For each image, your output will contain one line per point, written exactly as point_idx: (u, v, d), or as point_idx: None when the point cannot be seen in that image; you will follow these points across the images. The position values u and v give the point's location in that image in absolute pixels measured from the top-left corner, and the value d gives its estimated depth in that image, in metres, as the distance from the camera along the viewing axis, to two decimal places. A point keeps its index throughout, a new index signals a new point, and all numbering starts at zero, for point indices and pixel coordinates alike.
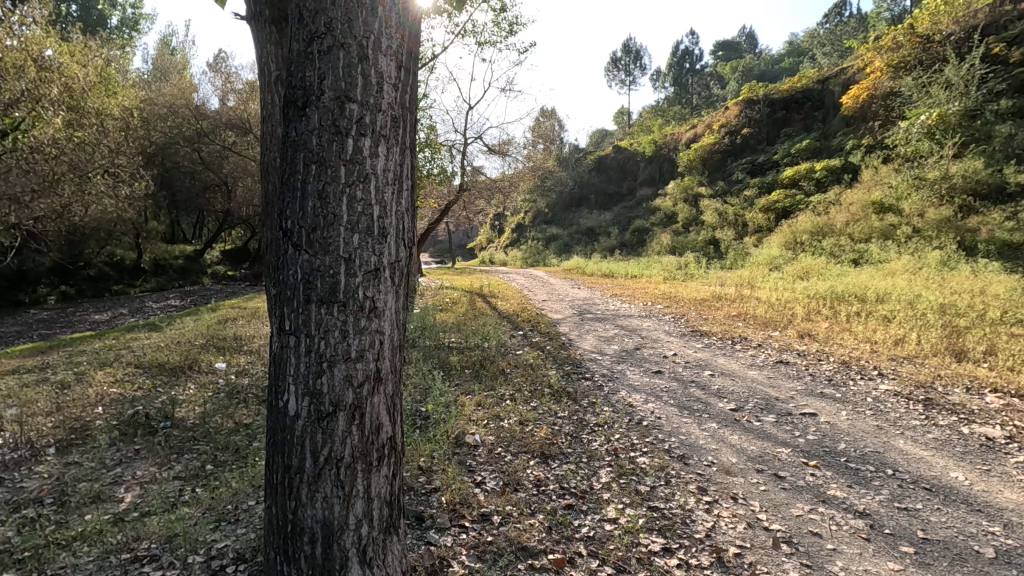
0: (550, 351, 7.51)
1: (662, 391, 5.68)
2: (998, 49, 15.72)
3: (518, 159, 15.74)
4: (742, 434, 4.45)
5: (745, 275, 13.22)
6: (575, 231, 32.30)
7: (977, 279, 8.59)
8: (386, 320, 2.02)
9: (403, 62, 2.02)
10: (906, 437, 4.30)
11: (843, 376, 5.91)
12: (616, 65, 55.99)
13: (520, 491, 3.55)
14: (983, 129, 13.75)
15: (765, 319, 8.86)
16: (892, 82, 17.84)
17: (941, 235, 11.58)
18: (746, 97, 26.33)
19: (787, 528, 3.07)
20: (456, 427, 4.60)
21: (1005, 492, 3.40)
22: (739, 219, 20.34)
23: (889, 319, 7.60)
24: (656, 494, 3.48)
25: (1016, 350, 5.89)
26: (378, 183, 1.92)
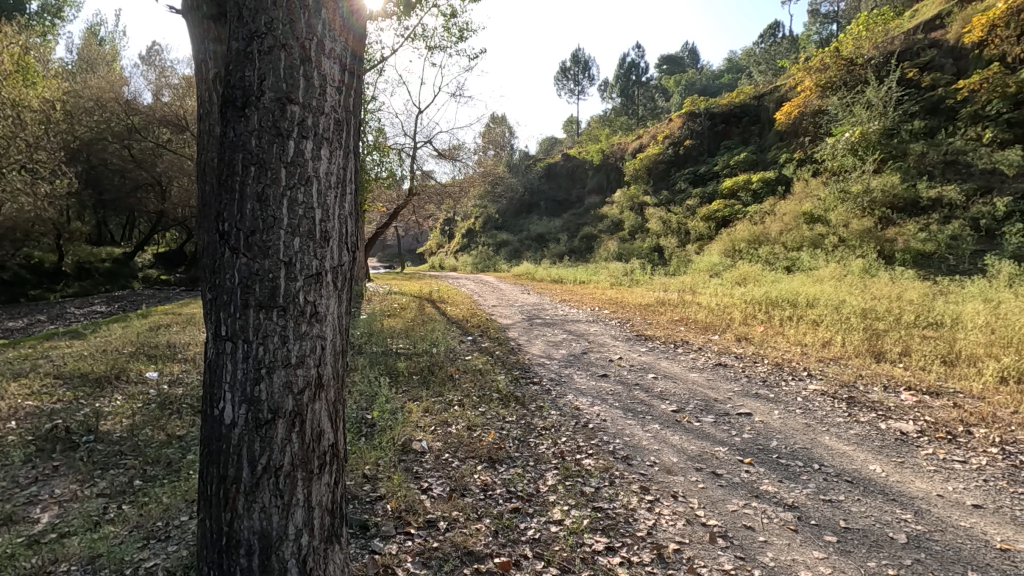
0: (498, 356, 7.55)
1: (607, 393, 5.83)
2: (912, 73, 16.93)
3: (468, 165, 15.74)
4: (683, 434, 4.62)
5: (687, 281, 13.75)
6: (525, 236, 32.56)
7: (895, 286, 9.28)
8: (328, 324, 1.99)
9: (348, 67, 2.01)
10: (831, 433, 4.59)
11: (776, 377, 6.25)
12: (565, 75, 57.16)
13: (466, 496, 3.55)
14: (899, 146, 14.87)
15: (705, 323, 9.25)
16: (820, 100, 19.07)
17: (863, 244, 12.46)
18: (689, 111, 27.41)
19: (723, 523, 3.21)
20: (403, 433, 4.54)
21: (916, 482, 3.68)
22: (682, 227, 21.10)
23: (817, 323, 8.09)
24: (601, 495, 3.56)
25: (927, 350, 6.41)
26: (320, 186, 1.90)
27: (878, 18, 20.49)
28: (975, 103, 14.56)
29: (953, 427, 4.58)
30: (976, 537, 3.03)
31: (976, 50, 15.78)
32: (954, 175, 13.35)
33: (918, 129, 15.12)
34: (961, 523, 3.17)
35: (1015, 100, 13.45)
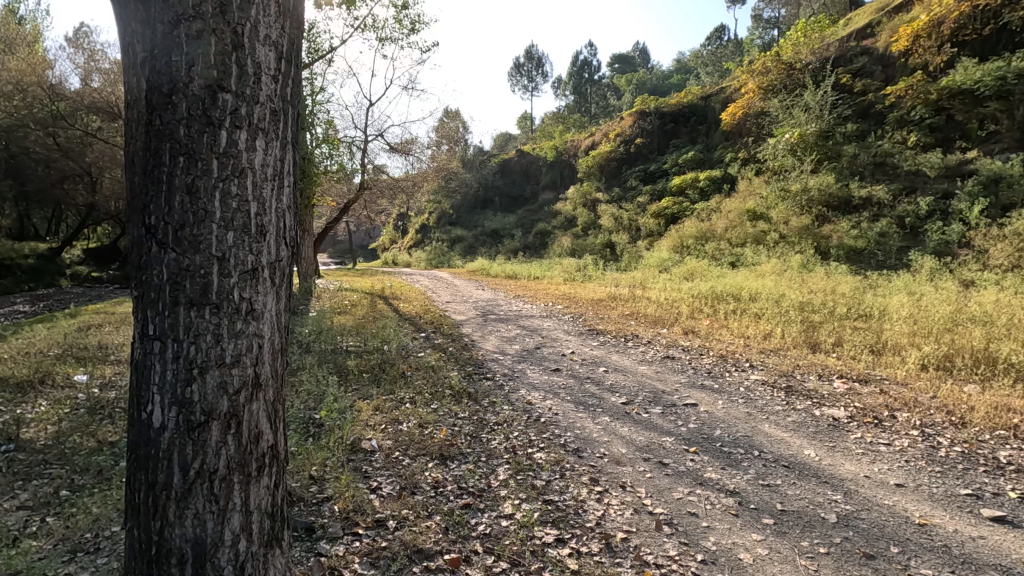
0: (452, 352, 7.50)
1: (560, 387, 5.90)
2: (845, 79, 17.83)
3: (421, 159, 15.52)
4: (631, 426, 4.73)
5: (638, 276, 14.06)
6: (479, 232, 32.45)
7: (830, 280, 9.80)
8: (265, 322, 1.92)
9: (285, 56, 1.94)
10: (770, 421, 4.80)
11: (720, 368, 6.49)
12: (520, 71, 57.31)
13: (417, 494, 3.52)
14: (833, 148, 15.71)
15: (654, 317, 9.49)
16: (763, 102, 19.88)
17: (802, 241, 13.20)
18: (639, 109, 27.98)
19: (668, 510, 3.31)
20: (352, 432, 4.46)
21: (847, 465, 3.91)
22: (633, 223, 21.55)
23: (759, 316, 8.45)
24: (551, 487, 3.61)
25: (857, 341, 6.81)
26: (255, 179, 1.84)
27: (815, 25, 21.49)
28: (901, 108, 15.37)
29: (880, 412, 4.89)
30: (897, 514, 3.25)
31: (902, 58, 16.76)
32: (882, 176, 14.12)
33: (851, 132, 15.96)
34: (885, 502, 3.39)
35: (936, 106, 14.37)
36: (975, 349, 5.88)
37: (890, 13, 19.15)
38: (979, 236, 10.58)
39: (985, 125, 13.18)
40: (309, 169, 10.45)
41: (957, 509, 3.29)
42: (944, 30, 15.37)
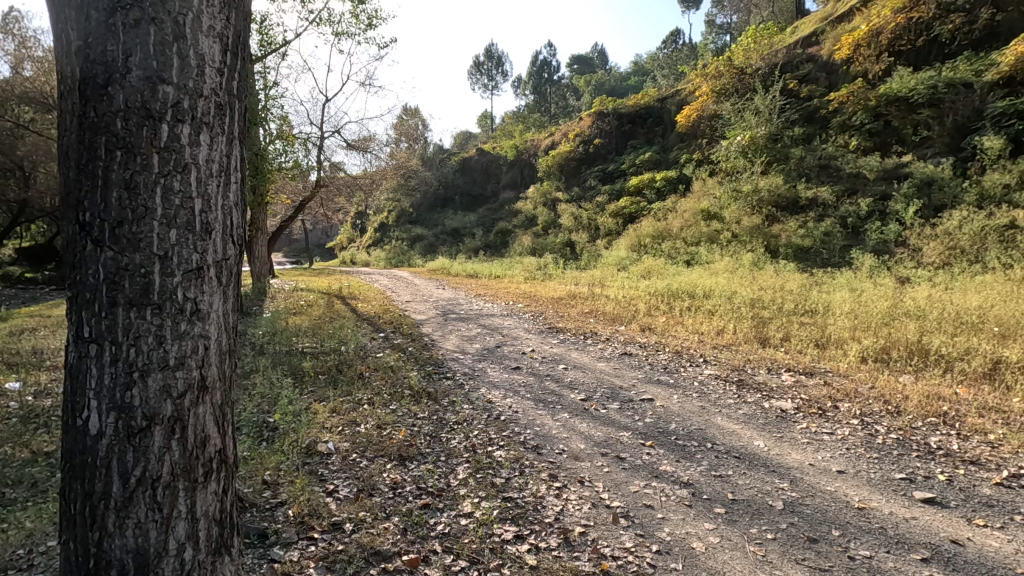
0: (411, 352, 7.43)
1: (520, 385, 5.94)
2: (792, 84, 18.57)
3: (380, 157, 15.19)
4: (590, 421, 4.81)
5: (597, 274, 14.27)
6: (439, 231, 32.20)
7: (779, 277, 10.21)
8: (211, 323, 1.87)
9: (231, 50, 1.89)
10: (722, 414, 4.97)
11: (675, 363, 6.66)
12: (480, 69, 57.25)
13: (375, 496, 3.47)
14: (781, 151, 16.37)
15: (613, 314, 9.66)
16: (716, 105, 20.52)
17: (753, 239, 13.71)
18: (598, 110, 28.37)
19: (625, 503, 3.38)
20: (307, 435, 4.36)
21: (793, 454, 4.09)
22: (592, 222, 21.83)
23: (712, 312, 8.72)
24: (511, 485, 3.63)
25: (804, 335, 7.12)
26: (200, 175, 1.78)
27: (764, 32, 22.28)
28: (843, 113, 16.12)
29: (823, 403, 5.14)
30: (839, 499, 3.42)
31: (844, 66, 17.56)
32: (826, 178, 14.79)
33: (797, 135, 16.64)
34: (828, 488, 3.56)
35: (874, 112, 15.15)
36: (910, 342, 6.23)
37: (833, 22, 20.04)
38: (914, 235, 11.22)
39: (919, 130, 13.93)
40: (262, 165, 10.14)
41: (893, 493, 3.49)
42: (882, 40, 16.20)
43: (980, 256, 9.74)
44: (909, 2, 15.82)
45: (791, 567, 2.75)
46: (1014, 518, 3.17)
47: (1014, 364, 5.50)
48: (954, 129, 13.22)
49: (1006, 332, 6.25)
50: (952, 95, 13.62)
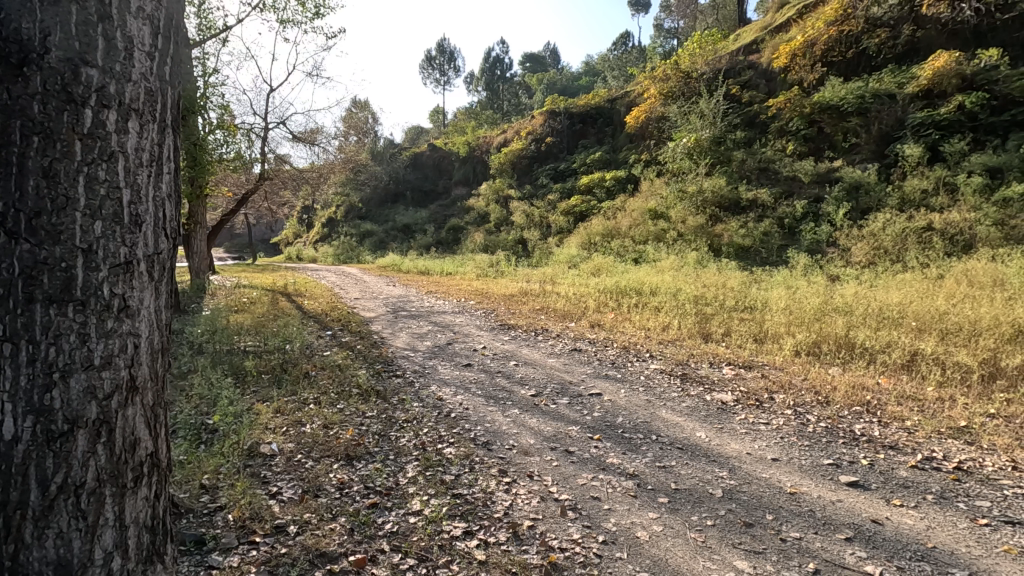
0: (360, 350, 7.29)
1: (471, 382, 5.93)
2: (734, 90, 19.33)
3: (328, 150, 14.81)
4: (540, 417, 4.86)
5: (548, 272, 14.42)
6: (390, 227, 31.65)
7: (721, 275, 10.63)
8: (141, 320, 1.80)
9: (162, 34, 1.83)
10: (667, 407, 5.14)
11: (623, 359, 6.83)
12: (432, 64, 56.64)
13: (320, 497, 3.40)
14: (724, 153, 17.04)
15: (563, 311, 9.80)
16: (663, 108, 21.13)
17: (697, 239, 14.21)
18: (549, 109, 28.63)
19: (573, 496, 3.45)
20: (249, 437, 4.21)
21: (732, 444, 4.28)
22: (544, 221, 22.03)
23: (658, 309, 9.00)
24: (461, 481, 3.63)
25: (743, 331, 7.45)
26: (128, 164, 1.71)
27: (709, 38, 23.06)
28: (781, 119, 16.91)
29: (760, 395, 5.40)
30: (773, 485, 3.60)
31: (782, 74, 18.42)
32: (765, 180, 15.51)
33: (739, 139, 17.35)
34: (763, 475, 3.75)
35: (809, 119, 15.99)
36: (838, 337, 6.64)
37: (772, 31, 20.97)
38: (844, 236, 11.92)
39: (848, 137, 14.81)
40: (201, 156, 9.68)
41: (820, 477, 3.71)
42: (816, 50, 17.11)
43: (901, 257, 10.47)
44: (840, 15, 16.76)
45: (729, 552, 2.88)
46: (926, 497, 3.44)
47: (928, 356, 5.94)
48: (879, 137, 14.11)
49: (922, 326, 6.75)
50: (878, 105, 14.49)
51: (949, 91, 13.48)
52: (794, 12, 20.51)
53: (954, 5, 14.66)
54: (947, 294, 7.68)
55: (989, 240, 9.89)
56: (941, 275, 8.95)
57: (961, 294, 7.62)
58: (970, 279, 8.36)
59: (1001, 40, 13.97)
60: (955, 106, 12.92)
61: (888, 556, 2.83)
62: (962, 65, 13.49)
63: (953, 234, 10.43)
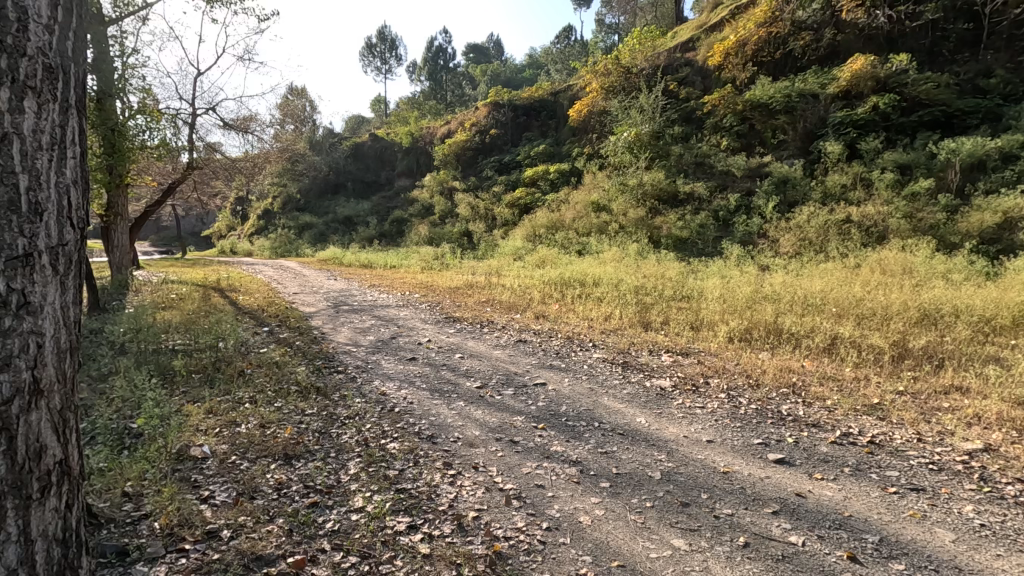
0: (299, 347, 7.04)
1: (415, 376, 5.86)
2: (672, 86, 19.94)
3: (263, 138, 14.15)
4: (486, 408, 4.87)
5: (493, 264, 14.41)
6: (330, 219, 30.68)
7: (660, 265, 10.98)
8: (46, 317, 1.68)
9: (61, 5, 1.72)
10: (609, 394, 5.27)
11: (567, 348, 6.96)
12: (372, 51, 55.11)
13: (256, 499, 3.27)
14: (663, 148, 17.57)
15: (509, 303, 9.84)
16: (605, 102, 21.53)
17: (637, 230, 14.62)
18: (493, 101, 28.56)
19: (518, 485, 3.49)
20: (178, 440, 3.99)
21: (670, 428, 4.45)
22: (489, 213, 21.99)
23: (601, 299, 9.20)
24: (405, 476, 3.58)
25: (681, 319, 7.74)
26: (24, 147, 1.60)
27: (648, 34, 23.63)
28: (715, 115, 17.58)
29: (697, 379, 5.65)
30: (707, 466, 3.78)
31: (716, 72, 19.15)
32: (701, 174, 16.11)
33: (677, 134, 17.91)
34: (698, 456, 3.92)
35: (741, 116, 16.72)
36: (768, 323, 7.02)
37: (707, 30, 21.73)
38: (773, 228, 12.57)
39: (776, 134, 15.60)
40: (121, 143, 9.04)
41: (751, 456, 3.92)
42: (747, 50, 17.90)
43: (824, 247, 11.17)
44: (769, 17, 17.59)
45: (667, 531, 2.99)
46: (844, 470, 3.70)
47: (847, 339, 6.38)
48: (804, 135, 14.94)
49: (841, 311, 7.24)
50: (803, 104, 15.33)
51: (865, 92, 14.43)
52: (727, 13, 21.34)
53: (869, 11, 15.68)
54: (864, 282, 8.27)
55: (900, 232, 10.70)
56: (859, 264, 9.62)
57: (875, 281, 8.21)
58: (884, 268, 9.03)
59: (909, 46, 15.20)
60: (871, 106, 13.85)
61: (810, 526, 3.03)
62: (876, 68, 14.48)
63: (870, 227, 11.23)
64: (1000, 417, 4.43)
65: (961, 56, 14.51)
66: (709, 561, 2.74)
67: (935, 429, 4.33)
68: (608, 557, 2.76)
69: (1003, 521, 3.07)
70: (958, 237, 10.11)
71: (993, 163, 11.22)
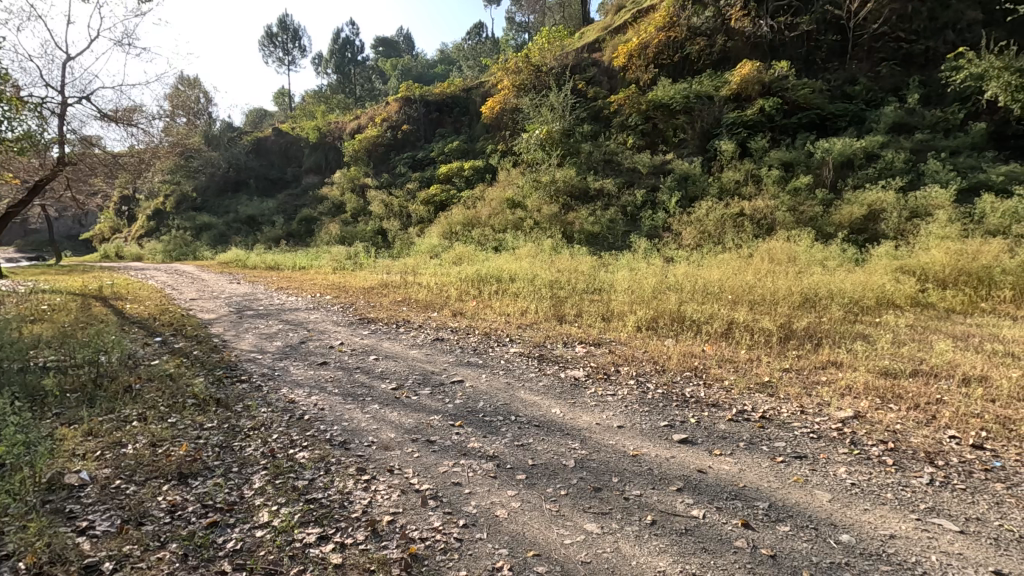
0: (196, 357, 6.54)
1: (326, 382, 5.62)
2: (581, 85, 20.52)
3: (150, 132, 12.96)
4: (401, 410, 4.78)
5: (409, 262, 14.16)
6: (231, 218, 28.69)
7: (574, 260, 11.29)
8: None
9: None
10: (526, 388, 5.35)
11: (484, 345, 6.98)
12: (272, 40, 52.04)
13: (146, 524, 3.01)
14: (573, 145, 18.06)
15: (425, 302, 9.70)
16: (516, 99, 21.78)
17: (551, 226, 14.97)
18: (404, 96, 27.95)
19: (434, 485, 3.45)
20: (51, 468, 3.59)
21: (584, 417, 4.59)
22: (403, 210, 21.55)
23: (517, 295, 9.31)
24: (315, 486, 3.43)
25: (594, 311, 8.02)
26: None
27: (556, 33, 24.13)
28: (621, 114, 18.31)
29: (608, 368, 5.88)
30: (618, 450, 3.94)
31: (621, 73, 19.95)
32: (610, 171, 16.75)
33: (586, 132, 18.47)
34: (609, 442, 4.08)
35: (644, 115, 17.55)
36: (672, 312, 7.44)
37: (611, 32, 22.55)
38: (676, 222, 13.30)
39: (677, 133, 16.55)
40: None
41: (658, 438, 4.14)
42: (649, 53, 18.81)
43: (721, 240, 12.01)
44: (667, 22, 18.54)
45: (580, 517, 3.09)
46: (739, 445, 4.00)
47: (741, 324, 6.91)
48: (701, 134, 15.95)
49: (737, 298, 7.83)
50: (700, 105, 16.34)
51: (753, 96, 15.61)
52: (630, 16, 22.26)
53: (754, 21, 17.10)
54: (755, 270, 8.98)
55: (785, 224, 11.72)
56: (751, 253, 10.42)
57: (765, 269, 8.95)
58: (772, 257, 9.86)
59: (789, 54, 16.68)
60: (758, 108, 15.03)
61: (709, 500, 3.25)
62: (761, 73, 15.74)
63: (760, 220, 12.21)
64: (867, 386, 5.00)
65: (832, 65, 16.16)
66: (620, 541, 2.86)
67: (815, 401, 4.79)
68: (525, 548, 2.81)
69: (869, 478, 3.46)
70: (833, 228, 11.25)
71: (859, 162, 12.59)
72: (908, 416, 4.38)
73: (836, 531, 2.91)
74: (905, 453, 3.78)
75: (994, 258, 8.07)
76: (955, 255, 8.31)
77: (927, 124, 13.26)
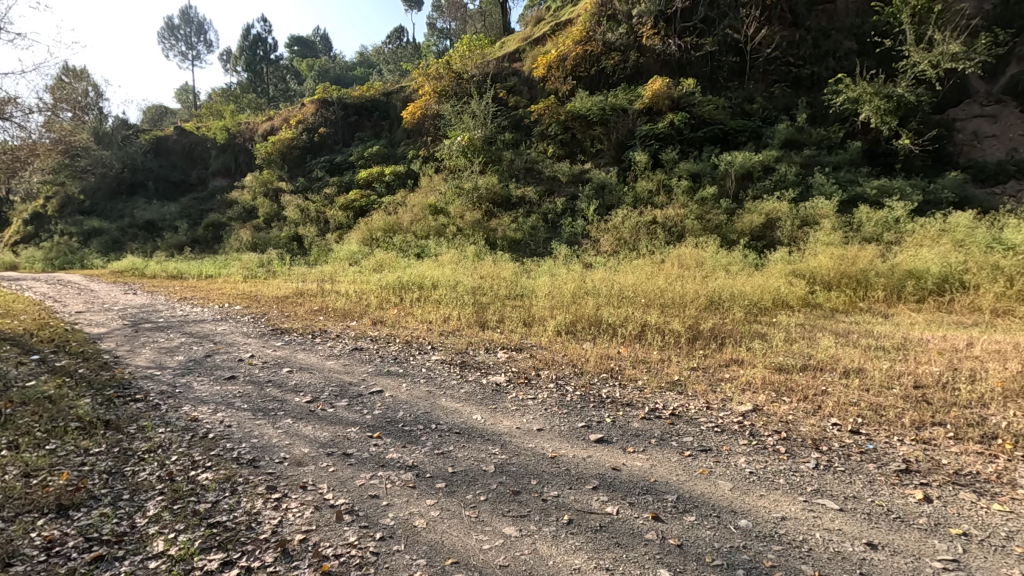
0: (82, 375, 5.93)
1: (234, 397, 5.28)
2: (502, 93, 20.74)
3: (26, 126, 11.59)
4: (316, 423, 4.60)
5: (327, 269, 13.64)
6: (126, 223, 26.35)
7: (496, 266, 11.34)
8: None
9: None
10: (447, 395, 5.32)
11: (405, 353, 6.86)
12: (174, 32, 48.50)
13: (15, 565, 2.69)
14: (495, 152, 18.22)
15: (344, 310, 9.39)
16: (438, 105, 21.67)
17: (474, 233, 15.00)
18: (320, 98, 26.96)
19: (350, 498, 3.35)
20: None
21: (504, 421, 4.64)
22: (320, 216, 20.76)
23: (439, 301, 9.26)
24: (218, 508, 3.22)
25: (514, 317, 8.14)
26: None
27: (476, 41, 24.25)
28: (541, 123, 18.59)
29: (529, 372, 5.98)
30: (537, 453, 4.02)
31: (540, 83, 20.39)
32: (531, 179, 17.05)
33: (508, 140, 18.71)
34: (529, 445, 4.14)
35: (564, 125, 18.01)
36: (589, 316, 7.71)
37: (531, 43, 23.03)
38: (594, 229, 13.77)
39: (594, 143, 17.18)
40: None
41: (576, 439, 4.27)
42: (567, 64, 19.38)
43: (636, 246, 12.58)
44: (584, 36, 19.25)
45: (498, 522, 3.11)
46: (650, 442, 4.20)
47: (652, 327, 7.27)
48: (617, 145, 16.68)
49: (649, 302, 8.23)
50: (615, 117, 16.98)
51: (663, 110, 16.44)
52: (549, 28, 22.84)
53: (663, 39, 18.02)
54: (666, 275, 9.46)
55: (694, 231, 12.47)
56: (664, 259, 11.00)
57: (675, 274, 9.45)
58: (682, 262, 10.42)
59: (694, 72, 17.79)
60: (668, 122, 15.85)
61: (623, 496, 3.39)
62: (670, 89, 16.57)
63: (671, 227, 12.90)
64: (763, 381, 5.41)
65: (732, 84, 17.50)
66: (537, 542, 2.92)
67: (719, 397, 5.12)
68: (443, 556, 2.79)
69: (765, 466, 3.75)
70: (735, 235, 12.11)
71: (757, 174, 13.62)
72: (798, 407, 4.80)
73: (735, 517, 3.13)
74: (795, 441, 4.13)
75: (869, 262, 9.00)
76: (837, 259, 9.21)
77: (813, 141, 14.60)
